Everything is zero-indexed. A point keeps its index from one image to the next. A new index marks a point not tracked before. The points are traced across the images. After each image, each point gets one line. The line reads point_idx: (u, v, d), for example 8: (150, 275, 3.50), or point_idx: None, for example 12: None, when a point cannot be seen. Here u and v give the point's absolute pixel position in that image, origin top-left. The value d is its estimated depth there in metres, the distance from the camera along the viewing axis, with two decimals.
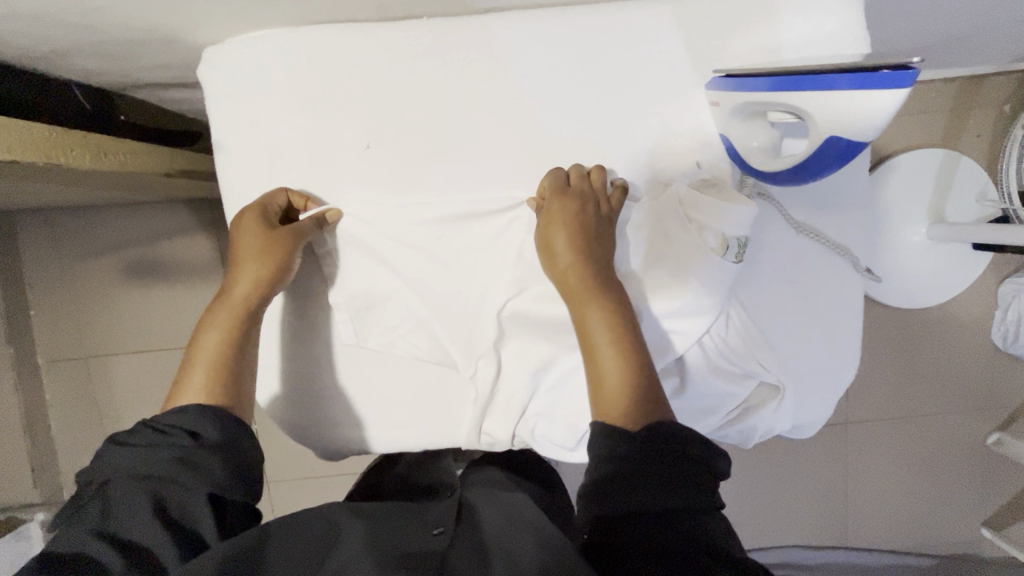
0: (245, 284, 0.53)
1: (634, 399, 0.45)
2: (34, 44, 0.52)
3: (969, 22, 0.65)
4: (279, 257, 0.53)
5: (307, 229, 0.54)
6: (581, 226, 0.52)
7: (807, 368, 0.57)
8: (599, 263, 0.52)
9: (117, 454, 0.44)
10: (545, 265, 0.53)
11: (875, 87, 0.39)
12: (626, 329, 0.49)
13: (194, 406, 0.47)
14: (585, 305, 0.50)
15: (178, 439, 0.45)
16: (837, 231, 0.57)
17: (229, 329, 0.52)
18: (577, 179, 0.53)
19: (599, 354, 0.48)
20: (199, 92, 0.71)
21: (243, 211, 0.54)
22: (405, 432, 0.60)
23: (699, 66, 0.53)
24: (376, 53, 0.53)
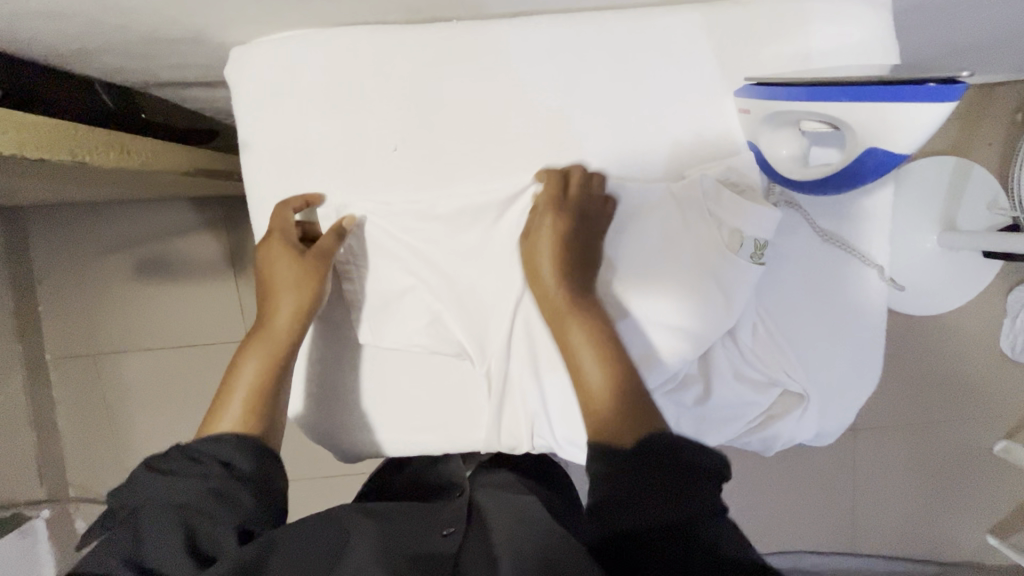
0: (284, 316, 0.55)
1: (634, 412, 0.46)
2: (62, 42, 0.52)
3: (990, 32, 0.66)
4: (312, 277, 0.55)
5: (331, 246, 0.55)
6: (574, 244, 0.53)
7: (831, 377, 0.57)
8: (583, 278, 0.53)
9: (148, 479, 0.44)
10: (530, 279, 0.54)
11: (920, 100, 0.40)
12: (610, 345, 0.50)
13: (229, 436, 0.48)
14: (567, 325, 0.51)
15: (211, 470, 0.46)
16: (867, 238, 0.56)
17: (268, 360, 0.54)
18: (578, 188, 0.53)
19: (592, 370, 0.48)
20: (220, 92, 0.71)
21: (269, 238, 0.56)
22: (425, 436, 0.59)
23: (728, 74, 0.53)
24: (405, 55, 0.53)
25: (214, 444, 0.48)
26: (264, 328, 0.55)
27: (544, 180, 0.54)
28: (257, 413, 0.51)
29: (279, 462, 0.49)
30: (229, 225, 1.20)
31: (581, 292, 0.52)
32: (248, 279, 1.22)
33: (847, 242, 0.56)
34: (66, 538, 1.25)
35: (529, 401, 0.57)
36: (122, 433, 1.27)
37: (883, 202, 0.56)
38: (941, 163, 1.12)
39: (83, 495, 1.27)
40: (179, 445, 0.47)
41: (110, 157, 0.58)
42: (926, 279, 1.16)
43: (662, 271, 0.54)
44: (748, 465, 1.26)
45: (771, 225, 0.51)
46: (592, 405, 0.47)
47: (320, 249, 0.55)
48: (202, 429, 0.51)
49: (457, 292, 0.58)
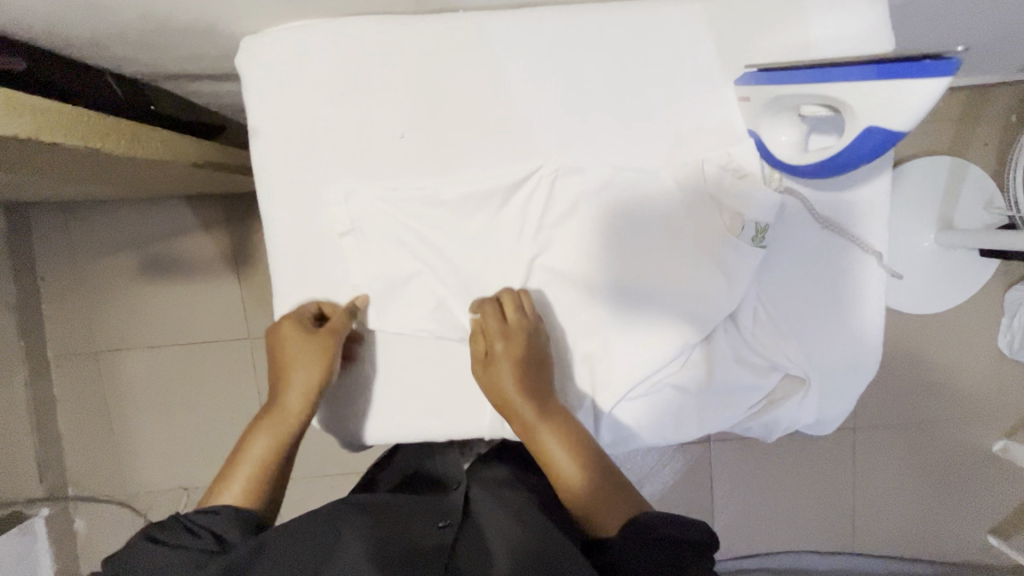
0: (297, 394, 0.58)
1: (606, 504, 0.53)
2: (75, 31, 0.53)
3: (982, 29, 0.67)
4: (324, 359, 0.57)
5: (343, 326, 0.57)
6: (528, 362, 0.56)
7: (831, 363, 0.58)
8: (544, 382, 0.57)
9: (149, 548, 0.49)
10: (490, 391, 0.56)
11: (913, 77, 0.40)
12: (577, 442, 0.55)
13: (226, 508, 0.53)
14: (539, 432, 0.55)
15: (205, 543, 0.50)
16: (866, 225, 0.57)
17: (276, 436, 0.58)
18: (516, 314, 0.56)
19: (565, 471, 0.54)
20: (227, 85, 0.72)
21: (281, 322, 0.58)
22: (430, 421, 0.60)
23: (728, 63, 0.54)
24: (412, 45, 0.54)
25: (210, 517, 0.52)
26: (279, 407, 0.58)
27: (483, 307, 0.57)
28: (261, 487, 0.56)
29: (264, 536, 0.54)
30: (232, 223, 1.21)
31: (543, 401, 0.56)
32: (250, 277, 1.22)
33: (847, 229, 0.56)
34: (65, 537, 1.25)
35: None
36: (122, 432, 1.27)
37: (883, 189, 0.56)
38: (937, 163, 1.13)
39: (82, 494, 1.27)
40: (177, 515, 0.52)
41: (120, 144, 0.59)
42: (923, 277, 1.17)
43: (665, 256, 0.55)
44: (748, 465, 1.26)
45: (772, 209, 0.53)
46: (569, 496, 0.55)
47: (330, 336, 0.56)
48: (207, 497, 0.56)
49: (461, 277, 0.58)
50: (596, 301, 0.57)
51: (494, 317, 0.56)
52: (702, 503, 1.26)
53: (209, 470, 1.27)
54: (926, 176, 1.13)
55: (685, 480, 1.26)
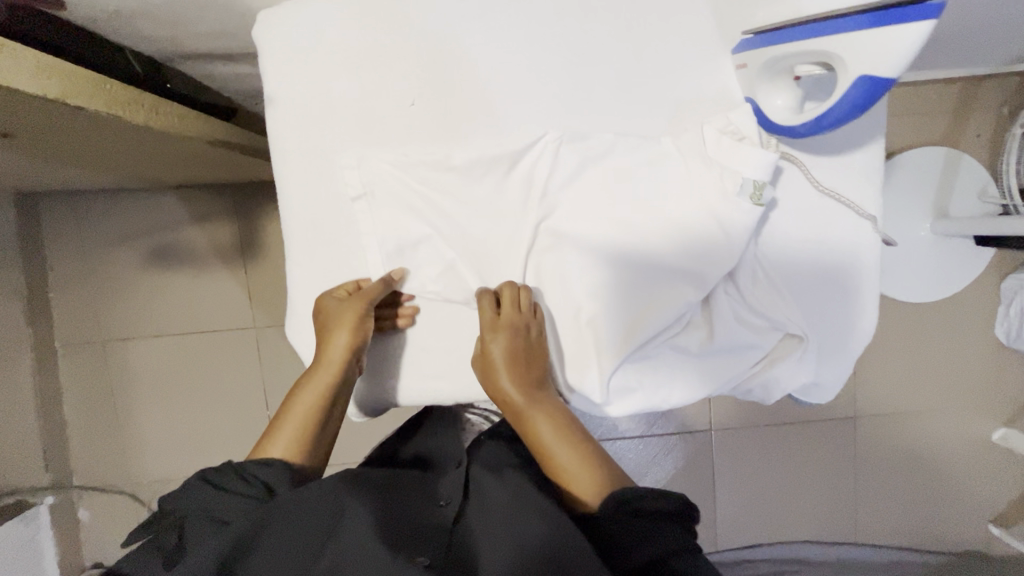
0: (336, 356, 0.59)
1: (591, 481, 0.53)
2: (102, 3, 0.55)
3: (969, 12, 0.70)
4: (361, 319, 0.58)
5: (377, 293, 0.59)
6: (520, 352, 0.57)
7: (828, 324, 0.60)
8: (536, 371, 0.58)
9: (201, 488, 0.52)
10: (485, 381, 0.58)
11: (900, 21, 0.42)
12: (568, 426, 0.56)
13: (277, 461, 0.55)
14: (530, 418, 0.57)
15: (255, 493, 0.52)
16: (857, 191, 0.58)
17: (319, 396, 0.59)
18: (510, 307, 0.58)
19: (552, 452, 0.55)
20: (241, 65, 0.74)
21: (321, 297, 0.61)
22: (439, 383, 0.62)
23: (726, 33, 0.56)
24: (423, 18, 0.56)
25: (262, 467, 0.55)
26: (323, 361, 0.59)
27: (478, 303, 0.59)
28: (306, 443, 0.58)
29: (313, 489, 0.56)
30: (238, 214, 1.23)
31: (533, 388, 0.57)
32: (256, 267, 1.24)
33: (842, 193, 0.58)
34: (69, 525, 1.25)
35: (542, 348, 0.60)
36: (127, 421, 1.27)
37: (874, 155, 0.58)
38: (932, 153, 1.15)
39: (86, 484, 1.27)
40: (233, 464, 0.54)
41: (137, 115, 0.61)
42: (918, 267, 1.18)
43: (667, 220, 0.57)
44: (750, 454, 1.26)
45: (767, 164, 0.54)
46: (558, 479, 0.55)
47: (364, 300, 0.58)
48: (255, 452, 0.58)
49: (469, 241, 0.60)
50: (601, 263, 0.58)
51: (487, 311, 0.58)
52: (704, 493, 1.27)
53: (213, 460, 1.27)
54: (921, 166, 1.15)
55: (686, 469, 1.26)
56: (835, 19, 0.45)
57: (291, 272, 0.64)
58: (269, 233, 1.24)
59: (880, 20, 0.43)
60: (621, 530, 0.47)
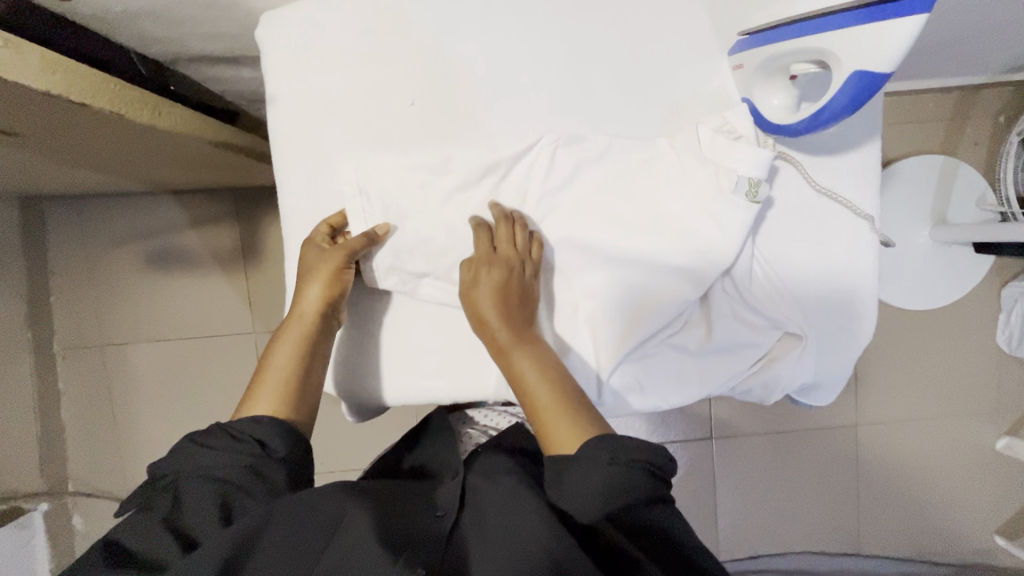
0: (311, 303, 0.59)
1: (565, 422, 0.51)
2: (108, 5, 0.56)
3: (961, 19, 0.71)
4: (340, 269, 0.59)
5: (358, 247, 0.58)
6: (508, 289, 0.56)
7: (827, 324, 0.60)
8: (521, 308, 0.57)
9: (193, 451, 0.51)
10: (473, 317, 0.57)
11: (884, 18, 0.43)
12: (550, 368, 0.54)
13: (267, 418, 0.54)
14: (512, 355, 0.55)
15: (250, 449, 0.52)
16: (854, 192, 0.59)
17: (298, 346, 0.59)
18: (505, 244, 0.57)
19: (530, 390, 0.53)
20: (244, 68, 0.75)
21: (304, 246, 0.60)
22: (438, 382, 0.62)
23: (723, 36, 0.57)
24: (422, 21, 0.57)
25: (252, 424, 0.54)
26: (301, 310, 0.59)
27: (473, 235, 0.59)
28: (289, 397, 0.57)
29: (308, 444, 0.57)
30: (240, 217, 1.24)
31: (519, 326, 0.56)
32: (257, 271, 1.24)
33: (840, 195, 0.58)
34: (62, 532, 1.24)
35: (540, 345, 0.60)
36: (125, 425, 1.27)
37: (870, 156, 0.59)
38: (930, 160, 1.15)
39: (82, 489, 1.27)
40: (221, 424, 0.53)
41: (141, 114, 0.62)
42: (919, 274, 1.18)
43: (666, 218, 0.57)
44: (751, 463, 1.25)
45: (763, 163, 0.54)
46: (534, 418, 0.53)
47: (345, 251, 0.58)
48: (239, 410, 0.57)
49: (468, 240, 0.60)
50: (601, 262, 0.58)
51: (483, 244, 0.58)
52: (705, 501, 1.25)
53: None
54: (919, 173, 1.15)
55: (687, 477, 1.25)
56: (835, 14, 0.45)
57: (291, 270, 0.64)
58: (270, 237, 1.24)
59: (870, 16, 0.43)
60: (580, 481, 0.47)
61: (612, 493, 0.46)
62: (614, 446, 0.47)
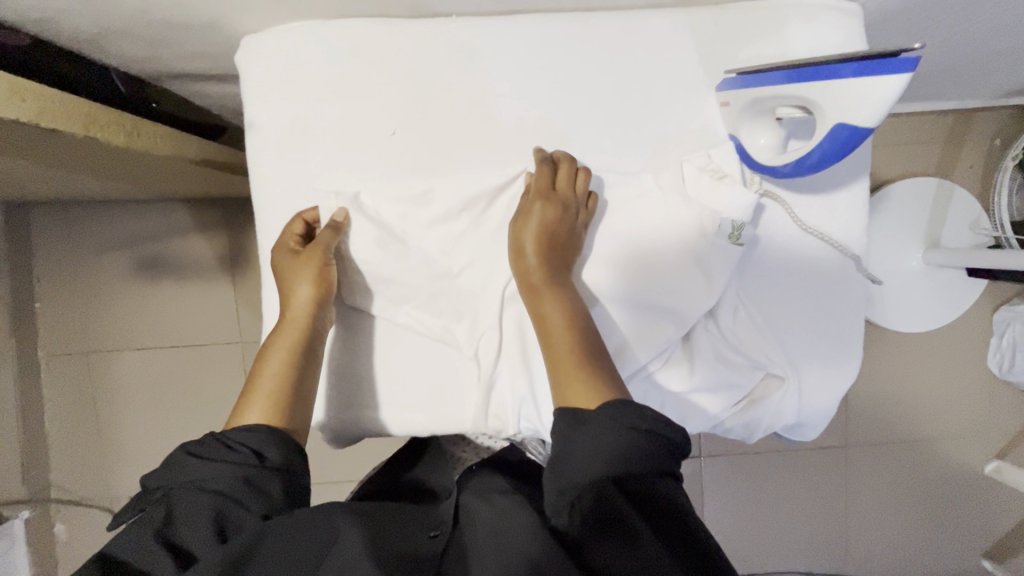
0: (299, 308, 0.57)
1: (578, 379, 0.50)
2: (85, 26, 0.55)
3: (955, 48, 0.70)
4: (320, 265, 0.57)
5: (328, 242, 0.57)
6: (557, 231, 0.55)
7: (813, 365, 0.59)
8: (563, 256, 0.56)
9: (188, 462, 0.49)
10: (513, 255, 0.57)
11: (875, 74, 0.42)
12: (577, 321, 0.53)
13: (263, 428, 0.52)
14: (541, 298, 0.54)
15: (245, 459, 0.50)
16: (840, 231, 0.58)
17: (289, 353, 0.56)
18: (566, 186, 0.55)
19: (553, 332, 0.53)
20: (229, 85, 0.74)
21: (274, 253, 0.59)
22: (415, 415, 0.60)
23: (710, 71, 0.56)
24: (405, 46, 0.56)
25: (246, 433, 0.52)
26: (286, 316, 0.57)
27: (535, 167, 0.56)
28: (283, 405, 0.55)
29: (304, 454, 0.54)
30: (228, 225, 1.22)
31: (558, 270, 0.55)
32: (244, 280, 1.23)
33: (825, 234, 0.58)
34: (43, 540, 1.23)
35: (517, 382, 0.59)
36: (111, 431, 1.25)
37: (859, 195, 0.58)
38: (926, 182, 1.14)
39: (64, 497, 1.25)
40: (214, 433, 0.51)
41: (116, 136, 0.61)
42: (914, 296, 1.17)
43: (648, 255, 0.56)
44: (742, 481, 1.24)
45: (749, 208, 0.54)
46: (552, 362, 0.52)
47: (320, 249, 0.57)
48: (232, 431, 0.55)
49: (448, 271, 0.59)
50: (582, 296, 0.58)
51: (545, 178, 0.56)
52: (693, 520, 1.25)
53: None
54: (913, 195, 1.14)
55: None
56: (838, 62, 0.43)
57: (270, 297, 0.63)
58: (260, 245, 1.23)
59: (865, 70, 0.42)
60: (586, 458, 0.45)
61: (620, 459, 0.44)
62: (631, 412, 0.46)
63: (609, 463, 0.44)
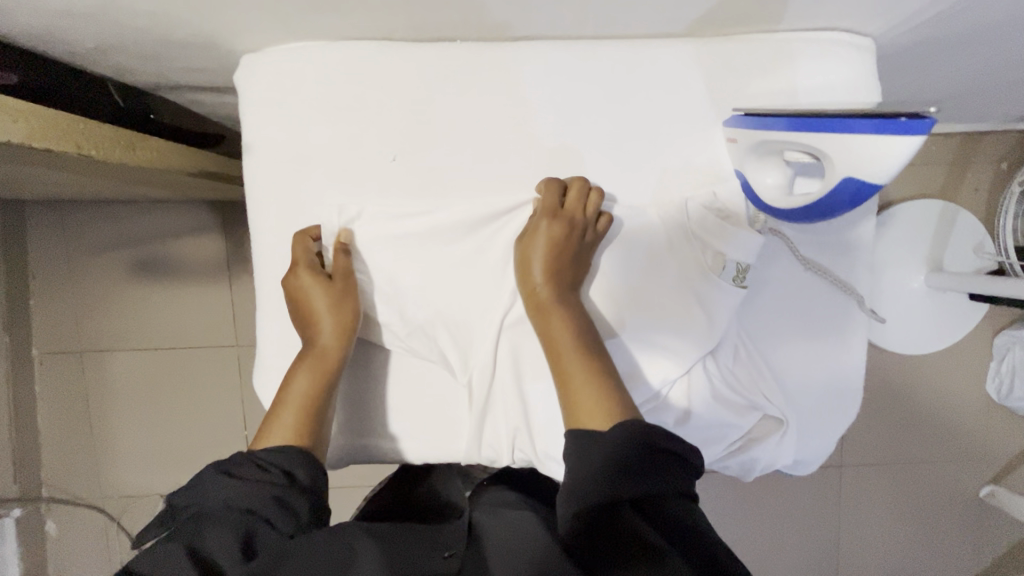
0: (329, 339, 0.56)
1: (589, 399, 0.49)
2: (80, 42, 0.53)
3: (969, 76, 0.68)
4: (348, 295, 0.57)
5: (348, 268, 0.57)
6: (564, 250, 0.55)
7: (812, 405, 0.58)
8: (571, 274, 0.56)
9: (220, 480, 0.48)
10: (519, 275, 0.57)
11: (893, 133, 0.42)
12: (585, 339, 0.53)
13: (289, 448, 0.52)
14: (549, 317, 0.54)
15: (275, 478, 0.49)
16: (844, 270, 0.57)
17: (318, 379, 0.56)
18: (574, 204, 0.55)
19: (562, 352, 0.52)
20: (227, 96, 0.73)
21: (291, 270, 0.57)
22: (408, 443, 0.60)
23: (718, 105, 0.55)
24: (408, 70, 0.55)
25: (275, 454, 0.51)
26: (313, 342, 0.56)
27: (544, 186, 0.55)
28: (308, 428, 0.54)
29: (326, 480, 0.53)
30: (223, 228, 1.20)
31: (565, 289, 0.55)
32: (240, 284, 1.21)
33: (828, 271, 0.57)
34: (34, 538, 1.23)
35: (511, 412, 0.58)
36: (104, 432, 1.25)
37: (865, 235, 0.57)
38: (932, 205, 1.13)
39: (57, 496, 1.25)
40: (246, 454, 0.51)
41: (111, 153, 0.60)
42: (915, 320, 1.15)
43: (647, 293, 0.56)
44: (739, 492, 1.24)
45: (753, 249, 0.54)
46: (561, 381, 0.52)
47: (343, 277, 0.57)
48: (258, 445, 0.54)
49: (446, 298, 0.58)
50: None
51: (552, 196, 0.55)
52: None
53: (190, 476, 1.25)
54: (918, 218, 1.12)
55: None
56: (841, 117, 0.44)
57: (262, 319, 0.62)
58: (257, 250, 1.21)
59: (883, 128, 0.42)
60: (603, 475, 0.43)
61: (641, 473, 0.43)
62: (643, 427, 0.45)
63: (626, 478, 0.43)
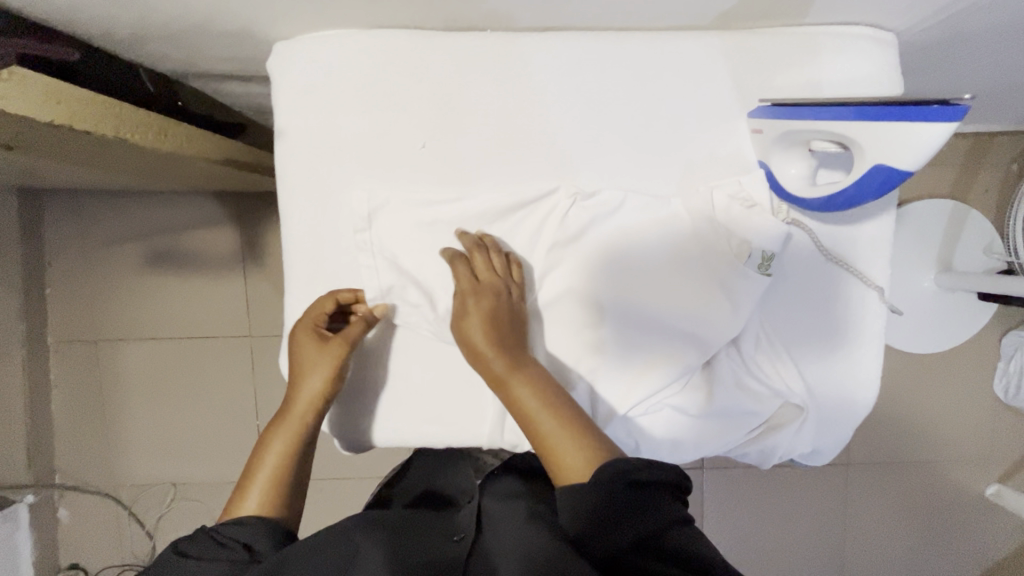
0: (303, 400, 0.57)
1: (576, 452, 0.49)
2: (117, 28, 0.55)
3: (986, 74, 0.69)
4: (340, 361, 0.57)
5: (357, 335, 0.58)
6: (498, 317, 0.55)
7: (831, 396, 0.59)
8: (514, 338, 0.56)
9: (176, 562, 0.45)
10: (466, 356, 0.56)
11: (926, 119, 0.43)
12: (550, 397, 0.53)
13: (252, 518, 0.50)
14: (510, 389, 0.53)
15: (236, 554, 0.47)
16: (865, 260, 0.58)
17: (291, 442, 0.56)
18: (486, 271, 0.56)
19: (533, 421, 0.51)
20: (253, 86, 0.74)
21: (296, 329, 0.59)
22: (431, 427, 0.60)
23: (744, 96, 0.56)
24: (439, 59, 0.56)
25: (234, 526, 0.49)
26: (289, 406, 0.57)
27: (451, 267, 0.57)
28: (280, 495, 0.54)
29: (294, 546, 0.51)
30: (239, 219, 1.21)
31: (514, 353, 0.55)
32: (254, 275, 1.22)
33: (849, 263, 0.58)
34: (45, 525, 1.24)
35: None
36: (117, 420, 1.26)
37: (886, 227, 0.58)
38: (943, 205, 1.13)
39: (68, 483, 1.26)
40: (205, 530, 0.49)
41: (144, 138, 0.61)
42: (923, 319, 1.16)
43: (670, 282, 0.57)
44: (744, 485, 1.25)
45: (778, 239, 0.55)
46: (544, 451, 0.50)
47: (346, 342, 0.58)
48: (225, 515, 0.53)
49: None
50: (604, 318, 0.57)
51: (464, 274, 0.57)
52: None
53: (201, 466, 1.25)
54: (929, 218, 1.13)
55: None
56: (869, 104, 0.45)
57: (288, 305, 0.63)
58: (271, 240, 1.22)
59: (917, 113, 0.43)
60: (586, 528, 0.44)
61: (625, 514, 0.43)
62: (621, 467, 0.45)
63: (600, 528, 0.43)
